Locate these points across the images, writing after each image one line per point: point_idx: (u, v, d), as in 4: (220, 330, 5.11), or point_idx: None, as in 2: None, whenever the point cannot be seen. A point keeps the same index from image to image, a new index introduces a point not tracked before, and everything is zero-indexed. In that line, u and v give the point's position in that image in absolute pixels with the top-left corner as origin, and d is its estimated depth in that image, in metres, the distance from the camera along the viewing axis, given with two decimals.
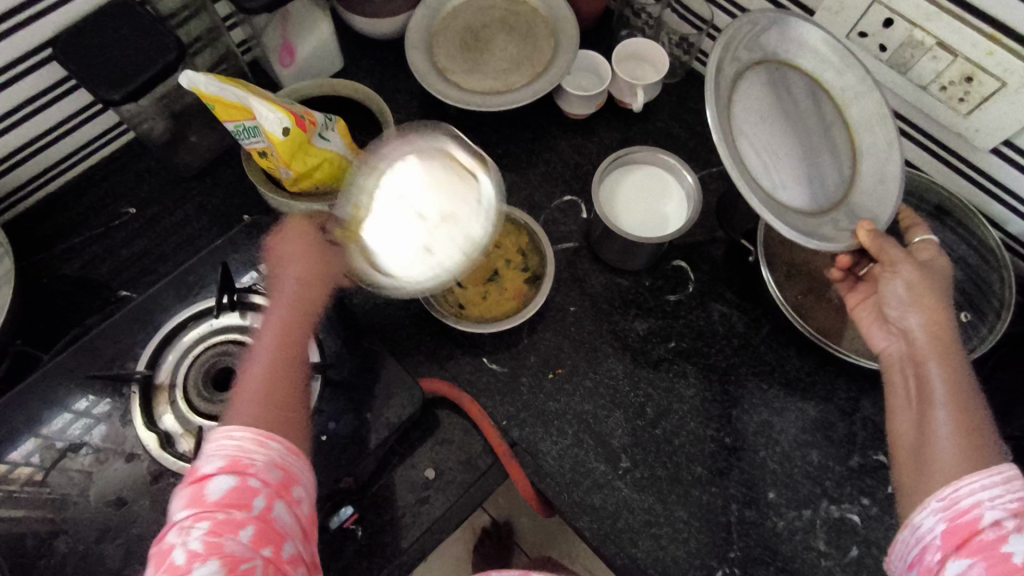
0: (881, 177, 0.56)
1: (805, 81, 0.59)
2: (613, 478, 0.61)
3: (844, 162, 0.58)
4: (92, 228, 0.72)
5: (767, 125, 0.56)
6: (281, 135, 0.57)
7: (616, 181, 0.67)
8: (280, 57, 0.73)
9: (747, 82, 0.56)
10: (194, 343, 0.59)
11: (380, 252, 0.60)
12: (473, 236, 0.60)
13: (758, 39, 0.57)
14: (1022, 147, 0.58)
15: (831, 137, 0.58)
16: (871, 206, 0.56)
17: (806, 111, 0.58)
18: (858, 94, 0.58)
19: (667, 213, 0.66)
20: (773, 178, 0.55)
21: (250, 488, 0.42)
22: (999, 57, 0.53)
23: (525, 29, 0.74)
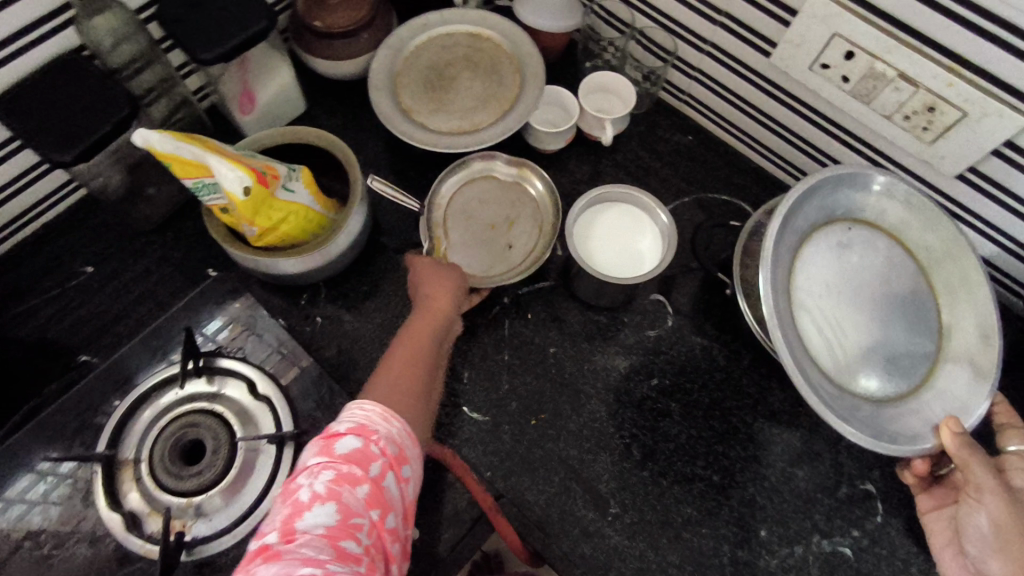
0: (971, 362, 0.54)
1: (882, 243, 0.59)
2: (602, 525, 0.60)
3: (927, 339, 0.57)
4: (47, 289, 0.69)
5: (834, 296, 0.58)
6: (242, 194, 0.55)
7: (587, 221, 0.67)
8: (240, 104, 0.71)
9: (813, 246, 0.58)
10: (159, 414, 0.56)
11: (469, 265, 0.66)
12: (544, 225, 0.68)
13: (827, 204, 0.58)
14: (986, 173, 0.58)
15: (912, 306, 0.58)
16: (959, 391, 0.54)
17: (884, 279, 0.58)
18: (941, 261, 0.57)
19: (642, 251, 0.65)
20: (837, 360, 0.56)
21: (371, 453, 0.44)
22: (959, 88, 0.53)
23: (490, 66, 0.73)
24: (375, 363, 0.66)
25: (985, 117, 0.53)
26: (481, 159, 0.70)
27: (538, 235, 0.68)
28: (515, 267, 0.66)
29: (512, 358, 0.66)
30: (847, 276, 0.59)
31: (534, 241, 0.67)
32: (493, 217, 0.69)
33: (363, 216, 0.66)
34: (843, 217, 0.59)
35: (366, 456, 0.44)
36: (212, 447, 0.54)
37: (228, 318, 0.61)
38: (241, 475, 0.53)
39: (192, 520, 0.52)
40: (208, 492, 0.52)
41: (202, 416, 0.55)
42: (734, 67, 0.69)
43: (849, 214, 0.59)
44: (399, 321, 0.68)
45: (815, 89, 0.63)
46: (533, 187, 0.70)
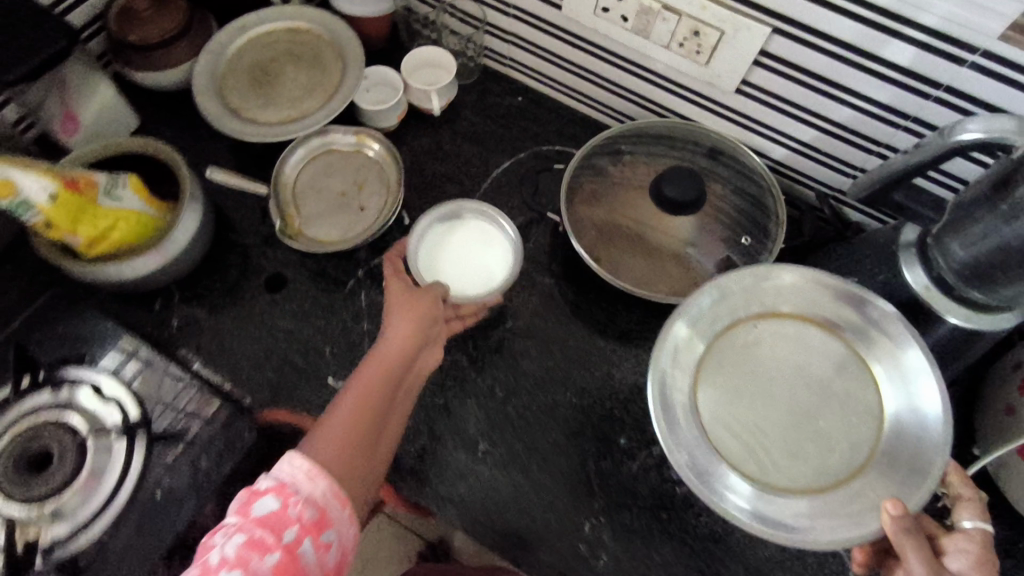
0: (918, 436, 0.54)
1: (797, 328, 0.59)
2: (474, 463, 0.63)
3: (863, 419, 0.56)
4: None
5: (753, 399, 0.57)
6: (49, 202, 0.56)
7: (437, 236, 0.69)
8: (62, 125, 0.71)
9: (717, 352, 0.59)
10: (3, 431, 0.55)
11: (325, 233, 0.69)
12: (392, 181, 0.72)
13: (713, 311, 0.59)
14: (758, 85, 0.65)
15: (842, 389, 0.57)
16: (901, 468, 0.53)
17: (803, 365, 0.58)
18: (863, 334, 0.57)
19: (490, 271, 0.68)
20: (763, 462, 0.55)
21: (286, 516, 0.44)
22: (711, 10, 0.60)
23: (312, 57, 0.76)
24: (237, 354, 0.67)
25: (738, 32, 0.60)
26: (318, 134, 0.72)
27: (390, 192, 0.71)
28: (371, 226, 0.69)
29: (372, 326, 0.69)
30: (763, 372, 0.58)
31: (386, 198, 0.71)
32: (341, 186, 0.71)
33: (198, 213, 0.66)
34: (745, 317, 0.60)
35: (282, 518, 0.44)
36: (60, 452, 0.54)
37: (72, 332, 0.60)
38: (94, 474, 0.54)
39: (48, 525, 0.52)
40: (60, 496, 0.52)
41: (48, 425, 0.55)
42: (538, 25, 0.74)
43: (749, 311, 0.60)
44: (257, 311, 0.69)
45: (606, 33, 0.69)
46: (376, 150, 0.73)
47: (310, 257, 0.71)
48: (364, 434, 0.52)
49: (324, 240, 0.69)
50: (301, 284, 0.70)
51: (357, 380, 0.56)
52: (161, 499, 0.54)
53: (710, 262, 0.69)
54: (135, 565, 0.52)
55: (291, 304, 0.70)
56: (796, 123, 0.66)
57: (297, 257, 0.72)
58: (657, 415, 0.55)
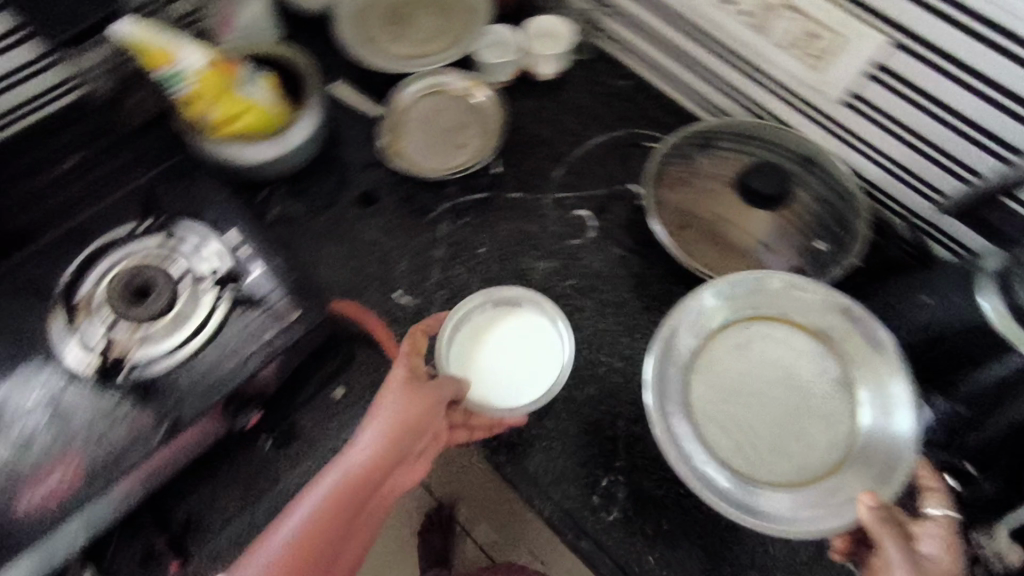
0: (888, 434, 0.58)
1: (785, 332, 0.63)
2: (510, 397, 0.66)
3: (840, 422, 0.60)
4: (37, 175, 0.76)
5: (737, 398, 0.61)
6: (204, 67, 0.64)
7: (487, 326, 0.67)
8: (219, 28, 0.80)
9: (708, 353, 0.63)
10: (117, 261, 0.63)
11: (422, 162, 0.75)
12: (492, 128, 0.77)
13: (706, 314, 0.64)
14: (867, 98, 0.65)
15: (821, 395, 0.61)
16: (872, 471, 0.57)
17: (787, 367, 0.62)
18: (848, 339, 0.62)
19: (524, 381, 0.65)
20: (746, 457, 0.59)
21: None
22: (835, 14, 0.61)
23: (444, 6, 0.83)
24: (320, 253, 0.73)
25: (858, 40, 0.61)
26: (435, 72, 0.78)
27: (489, 138, 0.76)
28: (466, 163, 0.75)
29: (445, 256, 0.73)
30: (752, 375, 0.62)
31: (484, 142, 0.77)
32: (445, 122, 0.77)
33: (317, 118, 0.73)
34: (736, 319, 0.64)
35: None
36: (160, 286, 0.61)
37: (185, 192, 0.66)
38: (183, 311, 0.61)
39: (134, 347, 0.59)
40: (155, 323, 0.60)
41: (153, 262, 0.62)
42: (660, 11, 0.77)
43: (739, 316, 0.64)
44: (345, 220, 0.75)
45: (724, 26, 0.71)
46: (486, 97, 0.78)
47: (402, 182, 0.77)
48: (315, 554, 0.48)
49: (421, 167, 0.75)
50: (389, 204, 0.76)
51: (325, 480, 0.51)
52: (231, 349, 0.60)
53: (783, 264, 0.70)
54: (195, 401, 0.57)
55: (377, 220, 0.75)
56: (897, 143, 0.66)
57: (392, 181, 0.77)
58: (651, 401, 0.59)
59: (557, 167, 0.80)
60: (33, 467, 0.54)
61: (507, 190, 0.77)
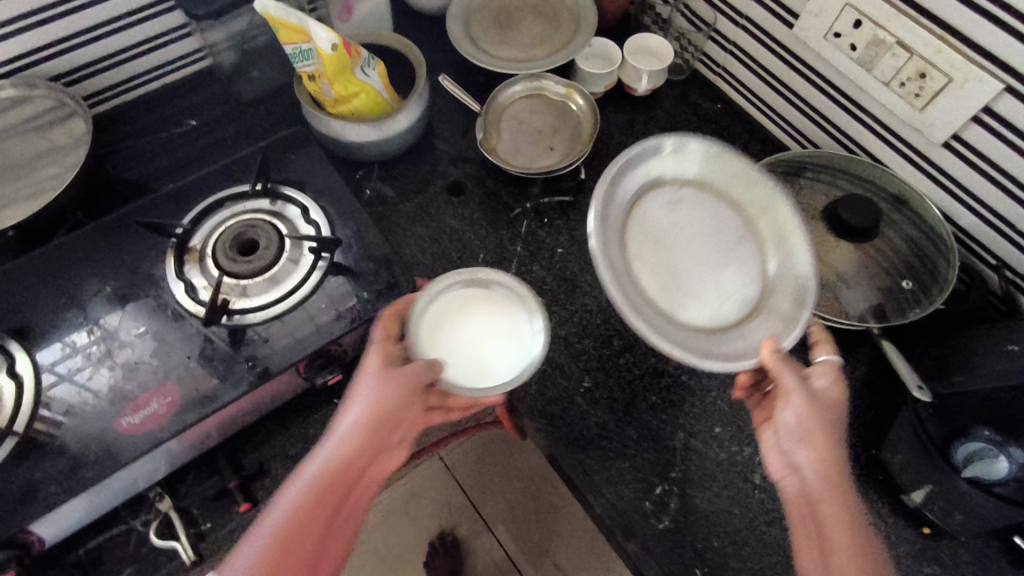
0: (796, 290, 0.60)
1: (714, 201, 0.65)
2: (574, 394, 0.67)
3: (750, 281, 0.62)
4: (159, 132, 0.82)
5: (662, 243, 0.64)
6: (330, 50, 0.67)
7: (439, 315, 0.60)
8: (340, 13, 0.84)
9: (642, 208, 0.65)
10: (229, 217, 0.67)
11: (513, 157, 0.77)
12: (584, 134, 0.78)
13: (646, 167, 0.65)
14: (969, 143, 0.65)
15: (734, 262, 0.63)
16: (785, 309, 0.59)
17: (713, 228, 0.64)
18: (764, 210, 0.64)
19: (493, 362, 0.58)
20: (670, 301, 0.60)
21: None
22: (946, 54, 0.61)
23: (552, 15, 0.86)
24: (406, 233, 0.76)
25: (966, 82, 0.61)
26: (538, 77, 0.80)
27: (580, 142, 0.78)
28: (558, 164, 0.76)
29: (524, 251, 0.76)
30: (681, 228, 0.64)
31: (574, 146, 0.77)
32: (540, 124, 0.79)
33: (422, 107, 0.77)
34: (674, 179, 0.66)
35: None
36: (265, 243, 0.63)
37: (296, 164, 0.71)
38: (280, 274, 0.63)
39: (236, 297, 0.62)
40: (254, 278, 0.62)
41: (261, 222, 0.65)
42: (762, 39, 0.78)
43: (679, 176, 0.66)
44: (433, 205, 0.78)
45: (828, 58, 0.72)
46: (580, 105, 0.80)
47: (490, 177, 0.80)
48: (305, 548, 0.47)
49: (512, 163, 0.76)
50: (476, 196, 0.79)
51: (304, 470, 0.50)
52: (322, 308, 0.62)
53: (859, 302, 0.68)
54: (284, 354, 0.60)
55: (463, 210, 0.78)
56: (996, 190, 0.65)
57: (480, 174, 0.81)
58: (594, 228, 0.59)
59: None
60: (134, 393, 0.58)
61: (590, 196, 0.79)
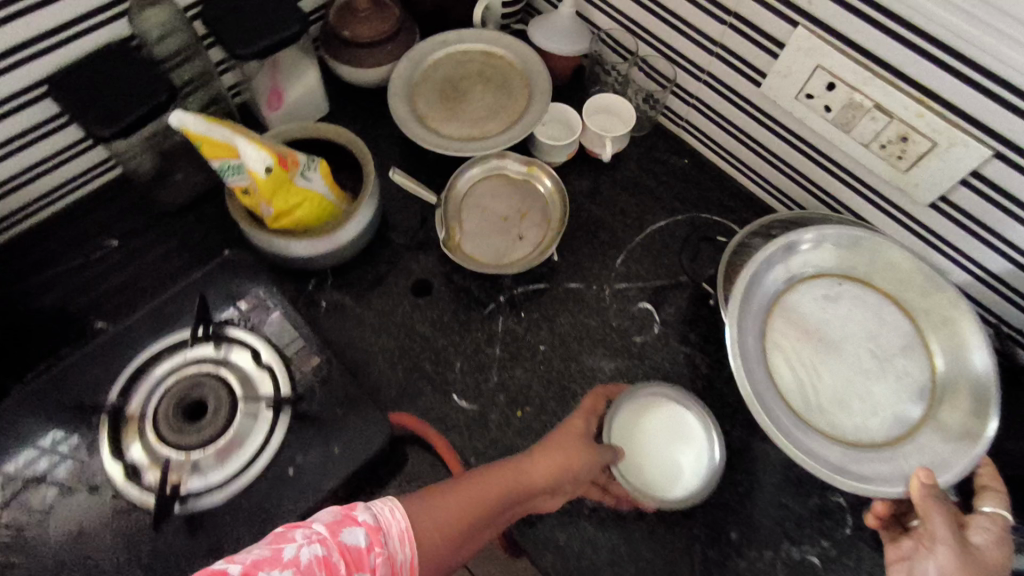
0: (965, 411, 0.59)
1: (875, 297, 0.67)
2: (579, 515, 0.62)
3: (911, 398, 0.63)
4: (73, 260, 0.72)
5: (815, 345, 0.66)
6: (264, 173, 0.59)
7: (625, 427, 0.61)
8: (268, 100, 0.77)
9: (792, 301, 0.67)
10: (167, 373, 0.58)
11: (480, 252, 0.71)
12: (553, 216, 0.73)
13: (796, 258, 0.68)
14: (956, 204, 0.62)
15: (891, 368, 0.64)
16: (945, 438, 0.59)
17: (873, 330, 0.66)
18: (939, 324, 0.63)
19: (681, 471, 0.59)
20: (812, 402, 0.63)
21: (367, 561, 0.41)
22: (929, 119, 0.57)
23: (501, 81, 0.79)
24: (372, 347, 0.69)
25: (952, 147, 0.57)
26: (495, 158, 0.75)
27: (551, 227, 0.73)
28: (532, 256, 0.70)
29: (504, 352, 0.70)
30: (835, 327, 0.66)
31: (545, 233, 0.72)
32: (505, 210, 0.73)
33: (373, 210, 0.70)
34: (832, 273, 0.68)
35: (363, 558, 0.40)
36: (214, 407, 0.57)
37: (239, 292, 0.64)
38: (235, 440, 0.56)
39: (187, 476, 0.54)
40: (205, 450, 0.55)
41: (207, 378, 0.58)
42: (728, 95, 0.74)
43: (836, 270, 0.68)
44: (398, 311, 0.71)
45: (801, 117, 0.67)
46: (544, 184, 0.75)
47: (457, 273, 0.73)
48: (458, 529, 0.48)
49: (482, 260, 0.70)
50: (445, 295, 0.72)
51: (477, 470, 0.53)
52: (292, 474, 0.55)
53: None
54: (254, 536, 0.53)
55: (431, 312, 0.71)
56: (986, 250, 0.63)
57: (445, 269, 0.74)
58: (732, 329, 0.63)
59: (617, 254, 0.76)
60: None
61: (566, 281, 0.74)
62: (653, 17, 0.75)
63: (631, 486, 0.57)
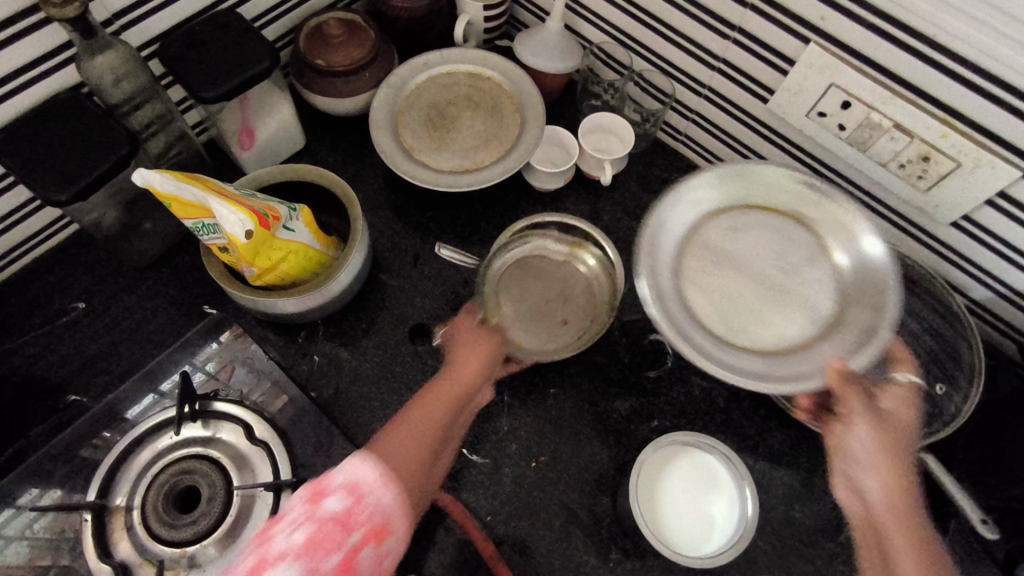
0: (874, 301, 0.55)
1: (779, 218, 0.60)
2: (603, 571, 0.59)
3: (823, 302, 0.57)
4: (36, 325, 0.67)
5: (725, 273, 0.59)
6: (244, 237, 0.53)
7: (652, 475, 0.59)
8: (240, 140, 0.71)
9: (699, 237, 0.61)
10: (153, 460, 0.56)
11: (521, 339, 0.63)
12: (598, 299, 0.67)
13: (692, 192, 0.61)
14: (979, 222, 0.59)
15: (803, 278, 0.58)
16: (858, 332, 0.55)
17: (779, 248, 0.60)
18: (836, 229, 0.58)
19: (712, 521, 0.57)
20: (730, 324, 0.57)
21: (352, 520, 0.42)
22: (953, 139, 0.54)
23: (491, 105, 0.74)
24: (372, 402, 0.65)
25: (979, 167, 0.54)
26: (538, 237, 0.69)
27: (600, 307, 0.66)
28: (578, 342, 0.64)
29: (512, 399, 0.66)
30: (742, 251, 0.60)
31: (592, 314, 0.66)
32: (548, 292, 0.67)
33: (363, 257, 0.65)
34: (733, 204, 0.61)
35: (345, 522, 0.42)
36: (208, 494, 0.54)
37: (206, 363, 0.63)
38: (233, 528, 0.53)
39: (184, 570, 0.52)
40: (201, 542, 0.53)
41: (198, 462, 0.55)
42: (731, 111, 0.70)
43: (736, 200, 0.61)
44: (397, 360, 0.67)
45: (812, 135, 0.64)
46: (590, 262, 0.69)
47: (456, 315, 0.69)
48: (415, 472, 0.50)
49: (522, 344, 0.63)
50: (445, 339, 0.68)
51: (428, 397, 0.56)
52: None
53: None
54: None
55: (432, 359, 0.67)
56: (1011, 268, 0.60)
57: (444, 310, 0.69)
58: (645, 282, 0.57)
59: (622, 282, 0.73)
60: None
61: None
62: (649, 31, 0.71)
63: (660, 542, 0.55)
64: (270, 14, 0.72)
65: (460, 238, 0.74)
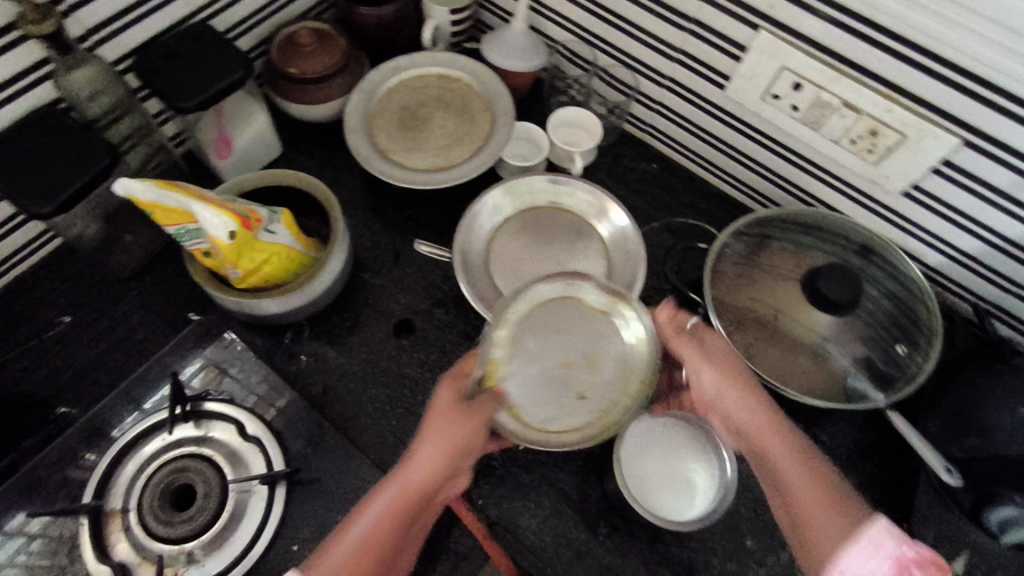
0: (626, 253, 0.70)
1: (555, 212, 0.72)
2: (594, 545, 0.61)
3: (597, 262, 0.70)
4: (21, 342, 0.67)
5: (519, 261, 0.70)
6: (228, 239, 0.55)
7: (638, 447, 0.61)
8: (216, 148, 0.72)
9: (498, 241, 0.71)
10: (148, 461, 0.58)
11: (525, 407, 0.56)
12: (630, 366, 0.57)
13: (494, 201, 0.71)
14: (928, 191, 0.62)
15: (577, 257, 0.70)
16: (624, 276, 0.69)
17: (558, 232, 0.71)
18: (596, 211, 0.72)
19: (692, 491, 0.59)
20: None
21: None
22: (897, 113, 0.57)
23: (461, 105, 0.77)
24: (362, 398, 0.65)
25: (923, 138, 0.58)
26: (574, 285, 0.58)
27: (626, 389, 0.57)
28: (582, 429, 0.56)
29: None
30: (534, 242, 0.71)
31: (615, 395, 0.57)
32: (570, 352, 0.58)
33: (344, 255, 0.67)
34: (514, 208, 0.72)
35: None
36: (204, 491, 0.57)
37: (191, 367, 0.64)
38: (231, 520, 0.56)
39: (183, 567, 0.54)
40: (199, 537, 0.55)
41: (191, 460, 0.58)
42: (691, 99, 0.73)
43: (515, 205, 0.72)
44: (384, 355, 0.67)
45: (768, 117, 0.67)
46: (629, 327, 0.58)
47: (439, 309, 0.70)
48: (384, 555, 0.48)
49: (523, 419, 0.56)
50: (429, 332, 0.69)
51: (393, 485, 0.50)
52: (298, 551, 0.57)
53: (845, 355, 0.63)
54: None
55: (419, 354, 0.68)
56: (960, 233, 0.64)
57: (426, 304, 0.71)
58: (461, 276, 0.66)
59: None
60: None
61: None
62: (609, 27, 0.74)
63: (644, 509, 0.57)
64: (242, 26, 0.74)
65: (439, 234, 0.76)
